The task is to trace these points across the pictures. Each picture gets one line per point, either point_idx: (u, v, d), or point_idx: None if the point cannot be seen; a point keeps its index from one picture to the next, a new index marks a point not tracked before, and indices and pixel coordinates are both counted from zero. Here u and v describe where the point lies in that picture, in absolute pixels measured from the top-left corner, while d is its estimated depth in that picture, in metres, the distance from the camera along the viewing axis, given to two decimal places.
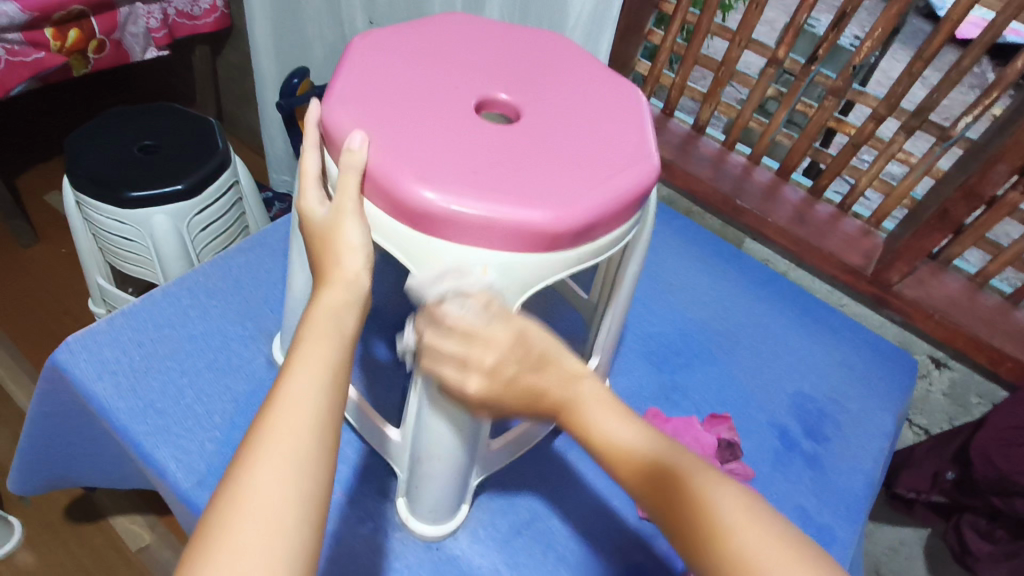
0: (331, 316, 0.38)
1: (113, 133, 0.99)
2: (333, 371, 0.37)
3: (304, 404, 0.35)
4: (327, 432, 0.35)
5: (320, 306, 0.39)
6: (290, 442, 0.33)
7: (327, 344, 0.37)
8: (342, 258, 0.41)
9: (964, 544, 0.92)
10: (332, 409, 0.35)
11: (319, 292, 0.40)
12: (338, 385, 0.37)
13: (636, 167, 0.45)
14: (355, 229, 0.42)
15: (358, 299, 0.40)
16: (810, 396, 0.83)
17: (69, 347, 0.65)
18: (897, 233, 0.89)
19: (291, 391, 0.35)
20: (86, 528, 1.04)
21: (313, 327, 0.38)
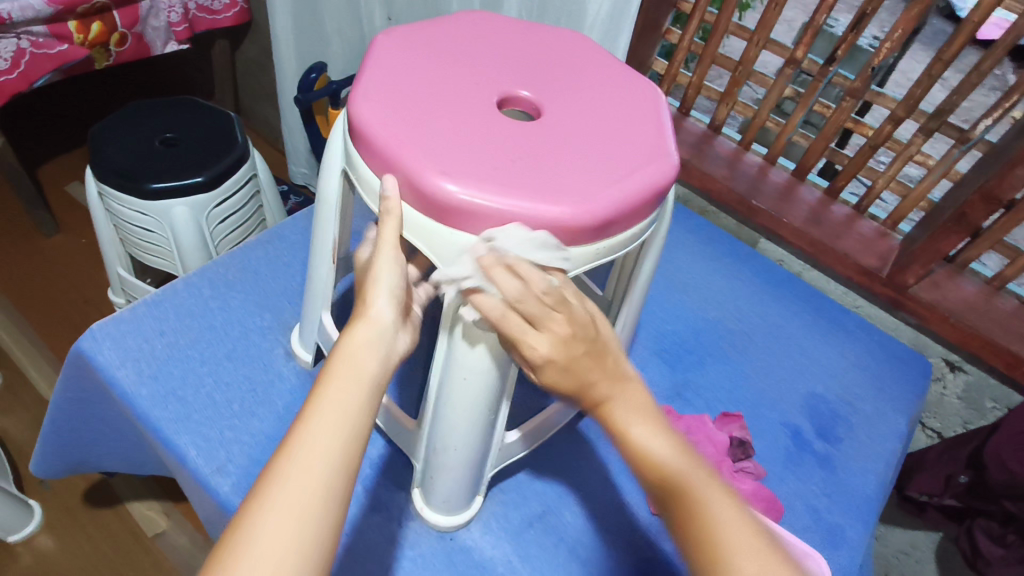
0: (356, 357, 0.39)
1: (136, 125, 1.01)
2: (353, 414, 0.36)
3: (318, 449, 0.35)
4: (339, 482, 0.35)
5: (347, 346, 0.39)
6: (300, 490, 0.33)
7: (350, 386, 0.37)
8: (372, 297, 0.42)
9: (975, 547, 0.91)
10: (347, 460, 0.35)
11: (348, 331, 0.40)
12: (356, 430, 0.36)
13: (655, 164, 0.45)
14: (388, 270, 0.42)
15: (384, 341, 0.40)
16: (823, 397, 0.84)
17: (93, 334, 0.67)
18: (914, 236, 0.88)
19: (307, 436, 0.35)
20: (104, 512, 1.06)
21: (337, 368, 0.38)
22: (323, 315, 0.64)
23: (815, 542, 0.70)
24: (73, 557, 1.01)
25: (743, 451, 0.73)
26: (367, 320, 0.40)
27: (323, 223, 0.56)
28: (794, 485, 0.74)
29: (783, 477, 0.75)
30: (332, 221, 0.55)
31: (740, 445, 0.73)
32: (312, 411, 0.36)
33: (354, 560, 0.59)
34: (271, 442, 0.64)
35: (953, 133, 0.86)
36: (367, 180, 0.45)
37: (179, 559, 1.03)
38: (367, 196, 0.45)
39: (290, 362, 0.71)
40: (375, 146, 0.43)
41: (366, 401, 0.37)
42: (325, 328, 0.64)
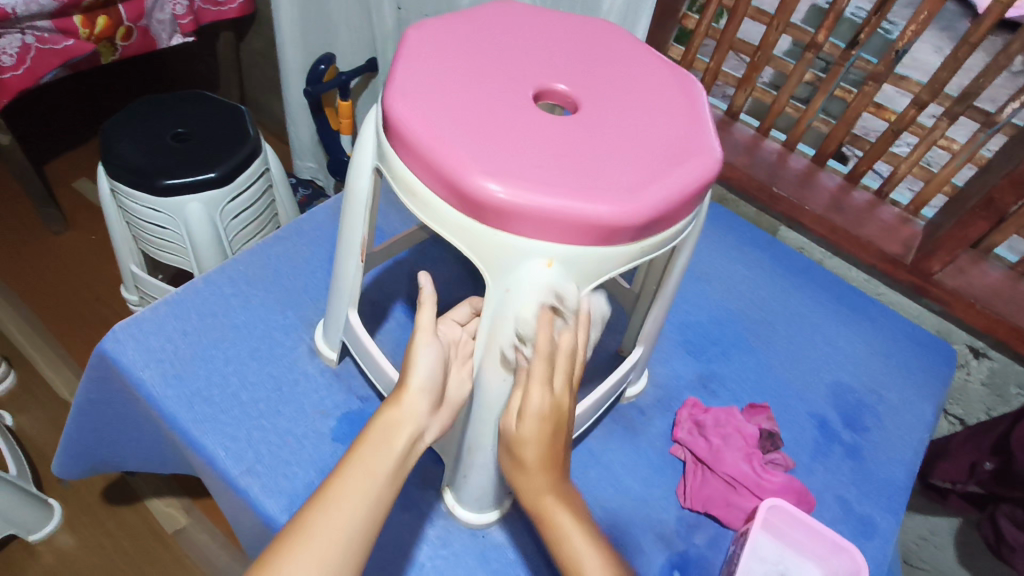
0: (386, 431, 0.44)
1: (147, 120, 0.99)
2: (377, 486, 0.42)
3: (344, 511, 0.41)
4: (358, 544, 0.40)
5: (381, 420, 0.45)
6: (325, 541, 0.39)
7: (379, 458, 0.43)
8: (408, 378, 0.46)
9: (999, 533, 0.91)
10: (366, 526, 0.41)
11: (385, 406, 0.46)
12: (376, 498, 0.42)
13: (699, 159, 0.44)
14: (426, 355, 0.47)
15: (414, 421, 0.45)
16: (848, 386, 0.83)
17: (116, 335, 0.66)
18: (938, 222, 0.87)
19: (337, 498, 0.41)
20: (123, 510, 1.06)
21: (371, 439, 0.44)
22: (349, 314, 0.64)
23: (845, 532, 0.69)
24: (95, 554, 1.01)
25: (772, 443, 0.72)
26: (401, 401, 0.45)
27: (351, 220, 0.55)
28: (823, 476, 0.74)
29: (811, 468, 0.74)
30: (360, 217, 0.54)
31: (769, 437, 0.72)
32: (344, 476, 0.42)
33: (386, 559, 0.58)
34: (298, 442, 0.64)
35: (979, 116, 0.84)
36: (404, 178, 0.43)
37: (200, 555, 1.03)
38: (403, 195, 0.44)
39: (314, 361, 0.71)
40: (412, 143, 0.42)
41: (388, 476, 0.43)
42: (351, 326, 0.63)
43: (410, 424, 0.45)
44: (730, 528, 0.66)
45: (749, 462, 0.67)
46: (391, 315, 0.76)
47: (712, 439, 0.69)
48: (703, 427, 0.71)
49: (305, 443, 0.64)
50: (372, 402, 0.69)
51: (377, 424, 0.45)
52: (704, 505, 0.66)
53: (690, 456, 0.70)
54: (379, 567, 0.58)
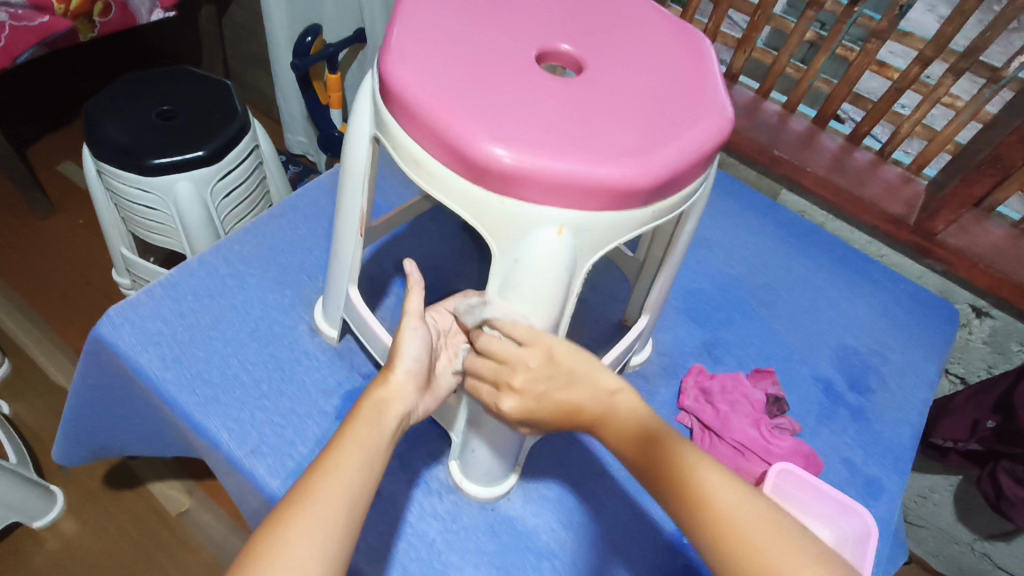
0: (376, 408, 0.46)
1: (130, 97, 0.96)
2: (371, 456, 0.43)
3: (342, 477, 0.41)
4: (357, 510, 0.40)
5: (371, 399, 0.47)
6: (326, 507, 0.39)
7: (372, 431, 0.45)
8: (393, 365, 0.49)
9: (999, 489, 0.92)
10: (363, 488, 0.42)
11: (371, 389, 0.48)
12: (370, 467, 0.43)
13: (710, 119, 0.43)
14: (413, 340, 0.50)
15: (401, 400, 0.48)
16: (852, 349, 0.83)
17: (111, 319, 0.65)
18: (942, 181, 0.86)
19: (335, 466, 0.42)
20: (127, 495, 1.06)
21: (362, 416, 0.46)
22: (349, 291, 0.62)
23: (852, 493, 0.70)
24: (100, 539, 1.01)
25: (779, 408, 0.72)
26: (388, 382, 0.48)
27: (349, 194, 0.53)
28: (828, 439, 0.74)
29: (817, 431, 0.74)
30: (358, 191, 0.53)
31: (776, 402, 0.72)
32: (340, 447, 0.43)
33: (397, 535, 0.58)
34: (302, 421, 0.63)
35: (985, 72, 0.82)
36: (405, 146, 0.42)
37: (206, 536, 1.03)
38: (405, 164, 0.43)
39: (315, 339, 0.69)
40: (413, 110, 0.40)
41: (380, 448, 0.44)
42: (351, 303, 0.62)
43: (398, 403, 0.47)
44: None
45: (757, 427, 0.68)
46: (390, 291, 0.75)
47: (720, 406, 0.69)
48: (709, 394, 0.71)
49: (309, 421, 0.63)
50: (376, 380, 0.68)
51: (366, 403, 0.47)
52: None
53: (697, 423, 0.70)
54: (390, 543, 0.58)
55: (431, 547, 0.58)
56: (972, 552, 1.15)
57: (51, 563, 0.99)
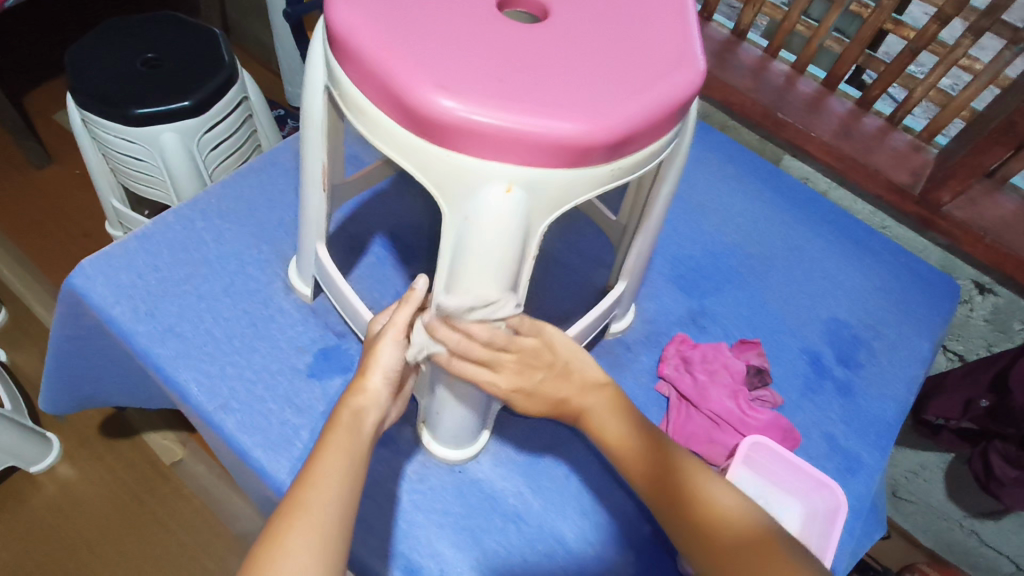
0: (354, 417, 0.47)
1: (115, 43, 0.93)
2: (355, 461, 0.44)
3: (330, 485, 0.42)
4: (347, 517, 0.42)
5: (347, 408, 0.47)
6: (317, 517, 0.41)
7: (351, 439, 0.45)
8: (368, 371, 0.48)
9: (989, 469, 0.90)
10: (349, 494, 0.43)
11: (348, 393, 0.48)
12: (354, 472, 0.44)
13: (681, 70, 0.40)
14: (391, 348, 0.48)
15: (377, 406, 0.48)
16: (845, 322, 0.80)
17: (84, 271, 0.64)
18: (953, 149, 0.82)
19: (320, 477, 0.42)
20: (121, 443, 1.08)
21: (341, 425, 0.46)
22: (318, 248, 0.61)
23: (830, 468, 0.69)
24: (96, 485, 1.04)
25: (761, 380, 0.71)
26: (365, 389, 0.48)
27: (311, 148, 0.52)
28: (812, 413, 0.72)
29: (800, 405, 0.73)
30: (319, 143, 0.51)
31: (758, 373, 0.71)
32: (322, 458, 0.44)
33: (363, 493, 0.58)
34: (273, 378, 0.63)
35: (1006, 31, 0.76)
36: (351, 97, 0.40)
37: (198, 485, 1.05)
38: (353, 116, 0.41)
39: (289, 296, 0.69)
40: (357, 56, 0.38)
41: (362, 454, 0.45)
42: (320, 261, 0.61)
43: (374, 411, 0.48)
44: (712, 464, 0.65)
45: (734, 400, 0.66)
46: (369, 249, 0.73)
47: (698, 376, 0.68)
48: (689, 363, 0.70)
49: (280, 379, 0.63)
50: (349, 338, 0.67)
51: (343, 411, 0.47)
52: (687, 441, 0.65)
53: (674, 393, 0.68)
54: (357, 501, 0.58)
55: (397, 507, 0.58)
56: (960, 529, 1.15)
57: (47, 506, 1.01)
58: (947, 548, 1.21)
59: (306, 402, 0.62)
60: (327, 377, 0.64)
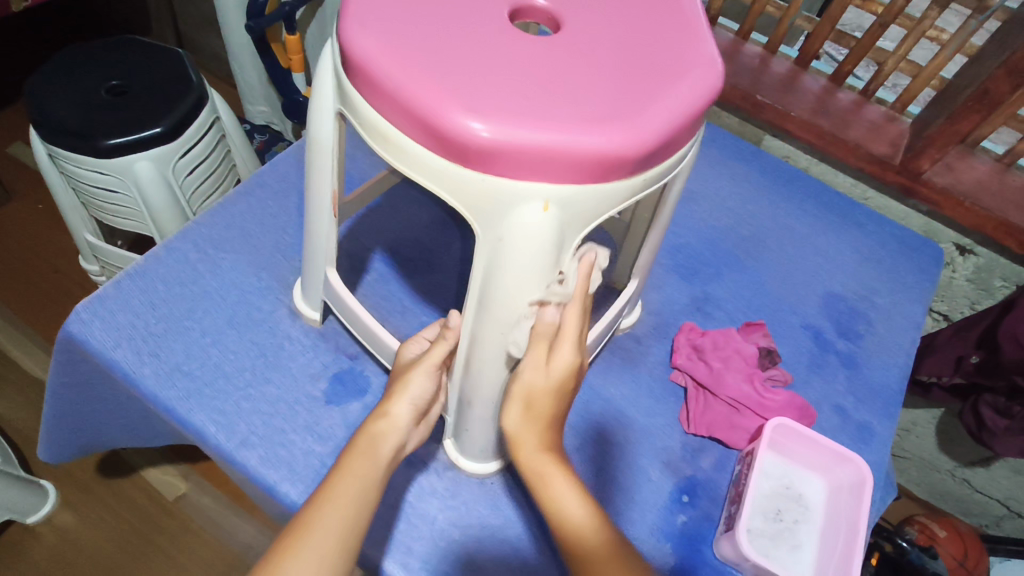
0: (371, 442, 0.48)
1: (76, 73, 0.89)
2: (368, 487, 0.45)
3: (337, 509, 0.43)
4: (352, 542, 0.43)
5: (365, 433, 0.48)
6: (322, 541, 0.42)
7: (367, 464, 0.46)
8: (394, 397, 0.49)
9: (980, 420, 0.94)
10: (355, 521, 0.44)
11: (370, 419, 0.49)
12: (364, 498, 0.45)
13: (698, 77, 0.41)
14: (420, 378, 0.50)
15: (398, 432, 0.49)
16: (840, 295, 0.82)
17: (79, 315, 0.61)
18: (928, 118, 0.84)
19: (330, 502, 0.44)
20: (121, 482, 1.05)
21: (358, 449, 0.47)
22: (328, 272, 0.60)
23: (844, 439, 0.71)
24: (98, 528, 1.01)
25: (771, 360, 0.72)
26: (387, 416, 0.49)
27: (319, 173, 0.51)
28: (820, 387, 0.74)
29: (809, 381, 0.75)
30: (328, 168, 0.50)
31: (768, 354, 0.72)
32: (336, 483, 0.45)
33: (398, 515, 0.58)
34: (291, 409, 0.62)
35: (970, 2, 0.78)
36: (374, 124, 0.40)
37: (206, 518, 1.03)
38: (375, 142, 0.41)
39: (296, 322, 0.67)
40: (380, 83, 0.38)
41: (373, 481, 0.46)
42: (331, 285, 0.61)
43: (394, 437, 0.48)
44: (734, 449, 0.67)
45: (751, 383, 0.68)
46: (370, 267, 0.72)
47: (713, 363, 0.69)
48: (702, 351, 0.71)
49: (298, 408, 0.62)
50: (363, 360, 0.66)
51: (362, 437, 0.48)
52: (709, 429, 0.67)
53: (691, 381, 0.70)
54: (390, 524, 0.57)
55: (433, 525, 0.58)
56: (953, 478, 1.20)
57: (49, 556, 0.98)
58: (942, 497, 1.26)
59: (328, 429, 0.61)
60: (345, 402, 0.63)
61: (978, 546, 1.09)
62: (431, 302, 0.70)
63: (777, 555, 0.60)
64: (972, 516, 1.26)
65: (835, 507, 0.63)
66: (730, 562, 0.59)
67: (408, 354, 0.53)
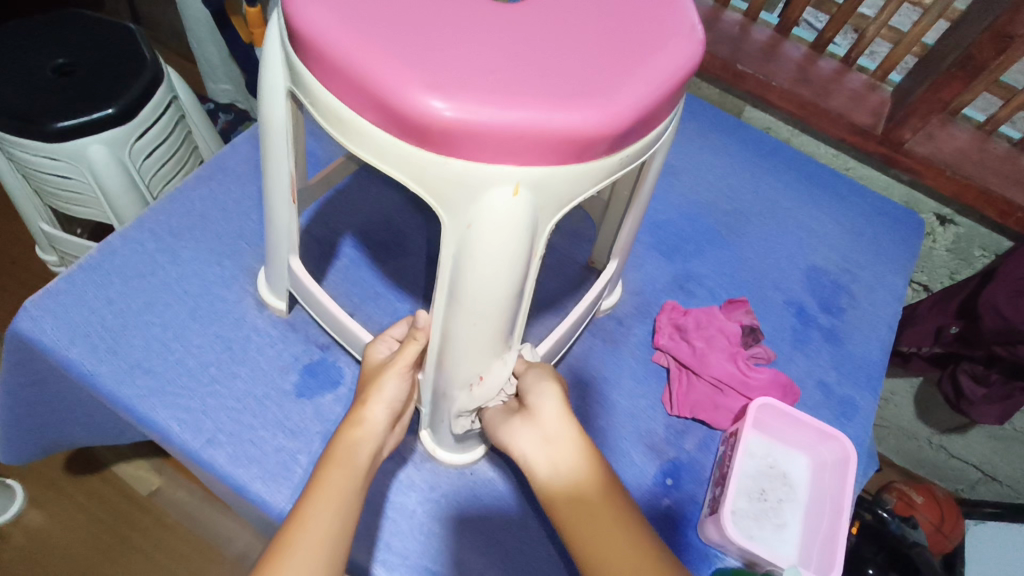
0: (348, 450, 0.46)
1: (19, 52, 0.83)
2: (348, 497, 0.44)
3: (319, 524, 0.42)
4: (339, 549, 0.42)
5: (341, 440, 0.47)
6: (306, 560, 0.41)
7: (346, 475, 0.45)
8: (368, 400, 0.48)
9: (958, 389, 0.94)
10: (337, 539, 0.42)
11: (344, 426, 0.48)
12: (349, 510, 0.44)
13: (677, 46, 0.39)
14: (392, 381, 0.48)
15: (374, 439, 0.48)
16: (823, 269, 0.81)
17: (29, 313, 0.57)
18: (910, 87, 0.82)
19: (310, 516, 0.42)
20: (91, 480, 1.02)
21: (335, 459, 0.46)
22: (291, 262, 0.57)
23: (827, 415, 0.70)
24: (69, 527, 0.98)
25: (754, 338, 0.71)
26: (362, 421, 0.48)
27: (276, 159, 0.47)
28: (803, 364, 0.73)
29: (792, 357, 0.74)
30: (284, 154, 0.47)
31: (751, 331, 0.71)
32: (315, 496, 0.43)
33: (375, 510, 0.56)
34: (260, 404, 0.59)
35: None
36: (327, 106, 0.37)
37: (182, 512, 1.00)
38: (329, 126, 0.38)
39: (263, 313, 0.64)
40: (331, 61, 0.35)
41: (355, 491, 0.45)
42: (296, 275, 0.58)
43: (370, 443, 0.47)
44: (718, 429, 0.66)
45: (734, 362, 0.67)
46: (340, 252, 0.69)
47: (696, 343, 0.67)
48: (684, 331, 0.70)
49: (268, 403, 0.59)
50: (334, 350, 0.64)
51: (338, 446, 0.47)
52: (692, 410, 0.66)
53: (673, 362, 0.68)
54: (368, 520, 0.55)
55: (412, 519, 0.56)
56: (930, 445, 1.22)
57: (20, 557, 0.94)
58: (919, 464, 1.28)
59: (300, 424, 0.59)
60: (318, 395, 0.61)
61: (955, 512, 1.10)
62: (403, 287, 0.68)
63: (762, 536, 0.59)
64: (948, 481, 1.28)
65: (820, 485, 0.62)
66: (715, 545, 0.58)
67: (373, 355, 0.51)
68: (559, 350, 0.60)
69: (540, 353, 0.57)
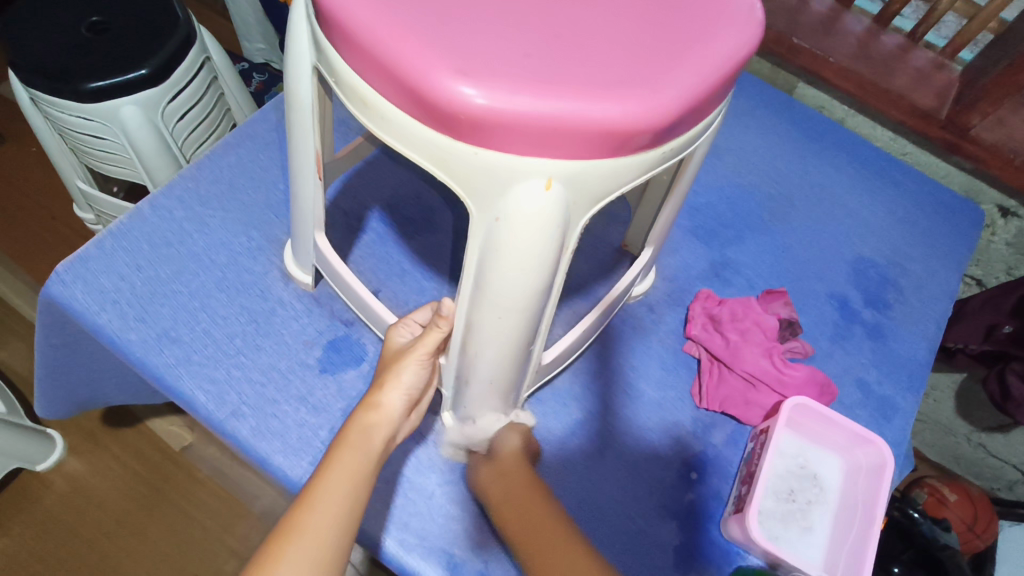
0: (363, 434, 0.46)
1: (55, 9, 0.83)
2: (359, 482, 0.44)
3: (329, 507, 0.42)
4: (347, 532, 0.42)
5: (357, 423, 0.47)
6: (313, 542, 0.41)
7: (359, 458, 0.45)
8: (387, 385, 0.48)
9: (1005, 390, 0.86)
10: (346, 523, 0.42)
11: (361, 410, 0.48)
12: (359, 494, 0.44)
13: (733, 30, 0.36)
14: (412, 368, 0.48)
15: (390, 424, 0.47)
16: (870, 261, 0.77)
17: (61, 278, 0.58)
18: (983, 67, 0.75)
19: (320, 498, 0.43)
20: (126, 432, 1.05)
21: (350, 442, 0.46)
22: (317, 238, 0.56)
23: (864, 416, 0.67)
24: (104, 477, 1.01)
25: (791, 332, 0.68)
26: (379, 407, 0.47)
27: (300, 134, 0.45)
28: (843, 360, 0.70)
29: (831, 352, 0.70)
30: (308, 129, 0.45)
31: (789, 326, 0.68)
32: (325, 478, 0.43)
33: (392, 489, 0.56)
34: (284, 378, 0.59)
35: None
36: (352, 86, 0.35)
37: (211, 468, 1.03)
38: (354, 107, 0.36)
39: (288, 286, 0.64)
40: (357, 41, 0.33)
41: (366, 475, 0.45)
42: (321, 252, 0.57)
43: (386, 427, 0.47)
44: (747, 425, 0.64)
45: (769, 358, 0.64)
46: (367, 226, 0.67)
47: (730, 336, 0.65)
48: (718, 322, 0.67)
49: (291, 377, 0.59)
50: (358, 327, 0.63)
51: (353, 428, 0.46)
52: (722, 404, 0.64)
53: (705, 353, 0.66)
54: (384, 500, 0.55)
55: (431, 501, 0.56)
56: (967, 442, 1.17)
57: (59, 502, 0.99)
58: (955, 461, 1.24)
59: (322, 400, 0.58)
60: (341, 371, 0.61)
61: (988, 511, 1.05)
62: (429, 264, 0.66)
63: (787, 537, 0.57)
64: (984, 479, 1.23)
65: (853, 490, 0.60)
66: (738, 544, 0.57)
67: (394, 338, 0.51)
68: (591, 333, 0.58)
69: (566, 341, 0.56)
